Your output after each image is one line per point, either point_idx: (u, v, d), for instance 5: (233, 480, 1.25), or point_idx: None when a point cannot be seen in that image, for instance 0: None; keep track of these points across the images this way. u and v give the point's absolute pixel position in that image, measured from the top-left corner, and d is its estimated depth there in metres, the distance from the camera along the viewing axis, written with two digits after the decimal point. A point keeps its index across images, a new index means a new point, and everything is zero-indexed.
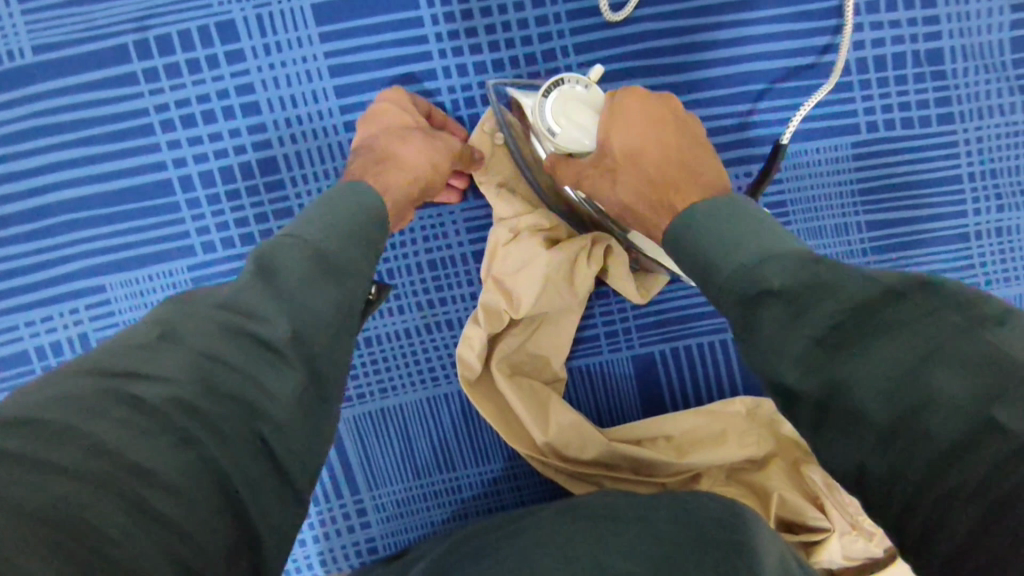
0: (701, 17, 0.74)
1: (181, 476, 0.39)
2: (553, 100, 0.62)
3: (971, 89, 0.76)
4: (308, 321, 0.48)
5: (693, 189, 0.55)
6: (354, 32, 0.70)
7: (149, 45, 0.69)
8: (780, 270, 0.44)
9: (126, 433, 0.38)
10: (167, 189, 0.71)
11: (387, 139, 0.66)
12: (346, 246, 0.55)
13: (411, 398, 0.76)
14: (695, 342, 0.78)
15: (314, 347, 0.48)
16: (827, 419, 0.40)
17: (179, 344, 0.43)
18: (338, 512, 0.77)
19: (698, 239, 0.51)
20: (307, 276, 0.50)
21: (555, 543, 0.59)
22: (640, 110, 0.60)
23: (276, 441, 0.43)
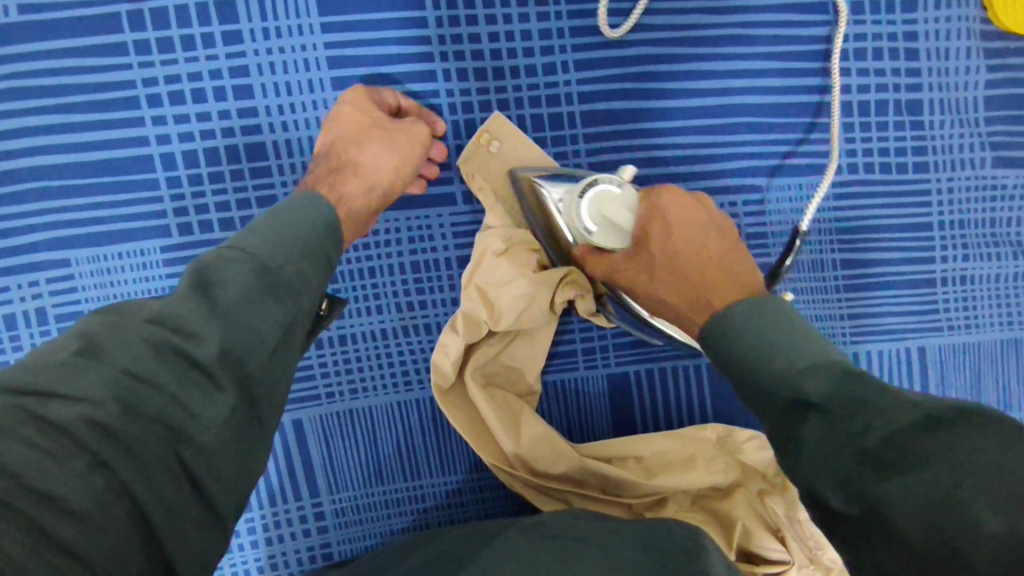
0: (698, 47, 0.75)
1: (90, 503, 0.38)
2: (587, 202, 0.62)
3: (946, 142, 0.79)
4: (245, 340, 0.45)
5: (729, 287, 0.55)
6: (357, 25, 0.69)
7: (144, 17, 0.67)
8: (826, 381, 0.44)
9: (34, 457, 0.38)
10: (148, 166, 0.68)
11: (344, 144, 0.65)
12: (297, 260, 0.51)
13: (382, 402, 0.74)
14: (669, 365, 0.78)
15: (248, 368, 0.45)
16: (866, 540, 0.41)
17: (98, 359, 0.41)
18: (294, 514, 0.75)
19: (741, 341, 0.49)
20: (248, 293, 0.46)
21: (519, 559, 0.58)
22: (679, 208, 0.60)
23: (198, 465, 0.42)
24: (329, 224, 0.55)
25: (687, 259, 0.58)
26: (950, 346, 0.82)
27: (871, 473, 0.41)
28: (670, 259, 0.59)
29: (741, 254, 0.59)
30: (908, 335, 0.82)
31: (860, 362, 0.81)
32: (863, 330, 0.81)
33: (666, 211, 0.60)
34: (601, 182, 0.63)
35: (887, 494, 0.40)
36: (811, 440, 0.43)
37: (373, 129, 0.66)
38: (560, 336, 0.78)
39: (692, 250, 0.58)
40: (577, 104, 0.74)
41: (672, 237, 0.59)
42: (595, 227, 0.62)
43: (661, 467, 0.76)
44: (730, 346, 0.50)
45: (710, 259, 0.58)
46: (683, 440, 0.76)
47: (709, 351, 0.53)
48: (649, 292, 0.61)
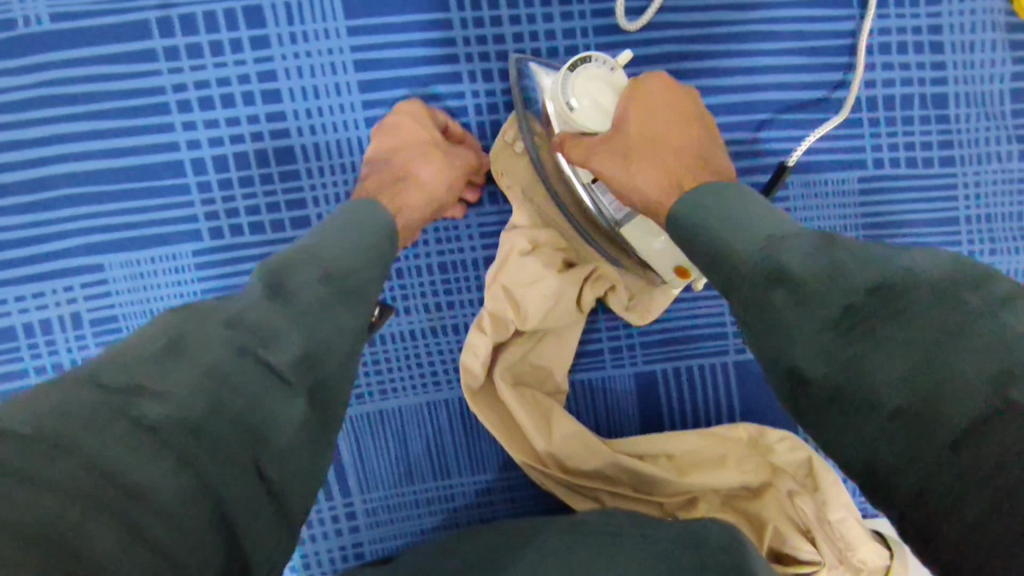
0: (722, 44, 0.75)
1: (180, 502, 0.37)
2: (577, 75, 0.61)
3: (973, 135, 0.79)
4: (318, 344, 0.46)
5: (705, 176, 0.54)
6: (382, 28, 0.70)
7: (172, 23, 0.68)
8: (794, 256, 0.41)
9: (126, 454, 0.37)
10: (179, 171, 0.69)
11: (404, 156, 0.66)
12: (359, 269, 0.53)
13: (411, 402, 0.75)
14: (696, 363, 0.79)
15: (320, 372, 0.45)
16: (836, 407, 0.37)
17: (184, 360, 0.41)
18: (326, 515, 0.75)
19: (709, 224, 0.48)
20: (320, 298, 0.48)
21: (557, 554, 0.59)
22: (663, 96, 0.60)
23: (277, 470, 0.41)
24: (384, 233, 0.58)
25: (670, 139, 0.58)
26: None
27: (839, 334, 0.38)
28: (650, 143, 0.58)
29: (718, 146, 0.59)
30: None
31: None
32: None
33: (653, 93, 0.60)
34: (594, 61, 0.63)
35: (865, 354, 0.37)
36: (772, 309, 0.40)
37: (432, 139, 0.67)
38: (587, 336, 0.78)
39: (673, 138, 0.58)
40: None
41: (658, 120, 0.59)
42: (579, 103, 0.60)
43: (690, 465, 0.76)
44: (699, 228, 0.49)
45: (693, 146, 0.58)
46: (712, 439, 0.77)
47: (681, 241, 0.52)
48: (626, 172, 0.58)
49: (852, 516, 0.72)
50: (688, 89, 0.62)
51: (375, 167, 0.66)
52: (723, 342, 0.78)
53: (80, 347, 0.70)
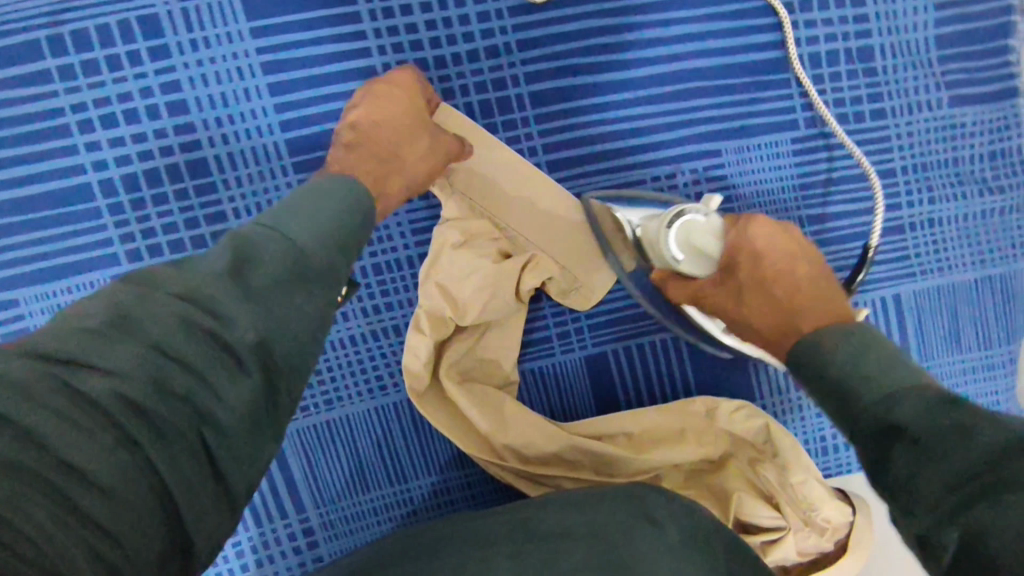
0: (642, 15, 0.73)
1: (119, 480, 0.37)
2: (677, 231, 0.60)
3: (901, 86, 0.78)
4: (281, 331, 0.44)
5: (821, 314, 0.53)
6: (287, 28, 0.67)
7: (64, 41, 0.64)
8: (913, 409, 0.42)
9: (66, 428, 0.36)
10: (88, 195, 0.66)
11: (393, 134, 0.63)
12: (328, 245, 0.49)
13: (358, 409, 0.73)
14: (647, 341, 0.78)
15: (281, 359, 0.44)
16: (962, 574, 0.36)
17: (131, 333, 0.40)
18: (282, 532, 0.73)
19: (829, 368, 0.48)
20: (280, 277, 0.45)
21: (508, 546, 0.60)
22: (770, 235, 0.58)
23: (221, 448, 0.41)
24: (362, 211, 0.54)
25: (784, 286, 0.56)
26: (924, 292, 0.81)
27: (962, 495, 0.37)
28: (761, 285, 0.57)
29: (832, 284, 0.56)
30: (881, 284, 0.81)
31: None
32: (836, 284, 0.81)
33: (757, 243, 0.57)
34: (690, 212, 0.60)
35: (986, 517, 0.36)
36: (898, 474, 0.40)
37: (423, 121, 0.65)
38: (533, 324, 0.76)
39: (783, 276, 0.56)
40: (525, 85, 0.72)
41: (762, 266, 0.57)
42: (684, 256, 0.60)
43: (648, 442, 0.76)
44: (818, 377, 0.49)
45: (802, 283, 0.55)
46: (668, 415, 0.76)
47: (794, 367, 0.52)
48: (744, 317, 0.59)
49: (810, 476, 0.73)
50: (792, 225, 0.60)
51: (349, 145, 0.62)
52: None
53: None
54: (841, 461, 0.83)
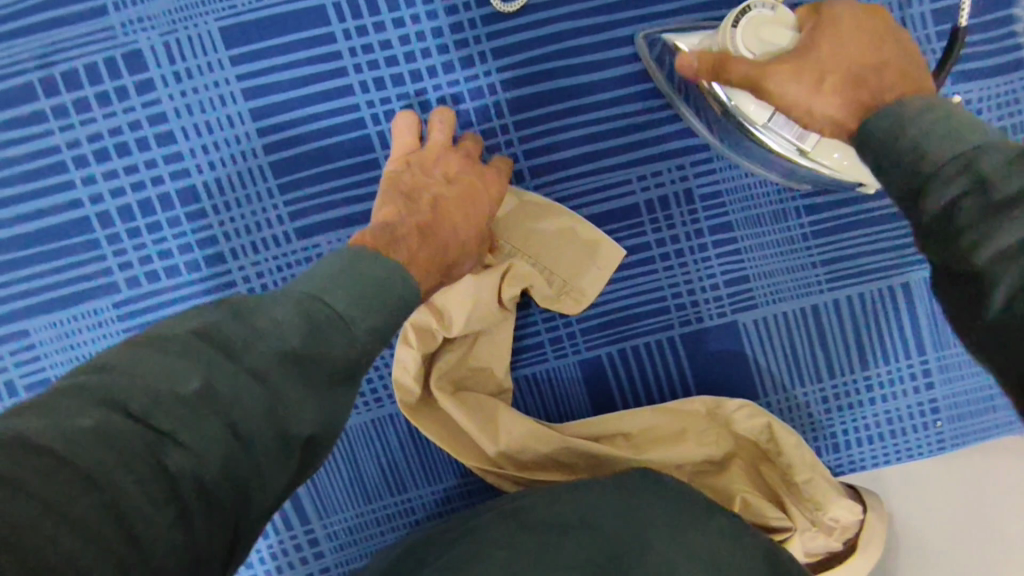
0: (619, 12, 0.71)
1: (175, 565, 0.36)
2: (744, 27, 0.58)
3: None
4: (330, 428, 0.45)
5: (891, 83, 0.50)
6: (265, 53, 0.68)
7: (56, 81, 0.67)
8: (997, 162, 0.39)
9: (146, 503, 0.36)
10: (86, 227, 0.69)
11: (461, 241, 0.64)
12: (377, 342, 0.50)
13: (356, 421, 0.74)
14: (642, 342, 0.77)
15: (316, 455, 0.45)
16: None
17: (216, 408, 0.39)
18: (289, 544, 0.75)
19: (907, 142, 0.44)
20: (343, 376, 0.46)
21: (502, 541, 0.60)
22: (844, 15, 0.55)
23: (249, 537, 0.41)
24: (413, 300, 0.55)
25: (849, 60, 0.52)
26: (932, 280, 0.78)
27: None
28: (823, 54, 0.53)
29: (909, 58, 0.53)
30: (888, 273, 0.78)
31: (839, 308, 0.78)
32: (839, 275, 0.78)
33: (834, 19, 0.55)
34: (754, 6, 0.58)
35: None
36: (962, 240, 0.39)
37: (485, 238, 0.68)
38: (525, 330, 0.76)
39: (875, 54, 0.52)
40: (502, 93, 0.72)
41: (855, 44, 0.53)
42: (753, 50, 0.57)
43: (648, 444, 0.75)
44: (895, 146, 0.45)
45: (870, 58, 0.52)
46: (668, 417, 0.75)
47: (865, 149, 0.48)
48: (804, 101, 0.54)
49: (817, 474, 0.72)
50: (874, 6, 0.56)
51: (425, 230, 0.61)
52: (665, 316, 0.77)
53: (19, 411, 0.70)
54: (853, 457, 0.81)
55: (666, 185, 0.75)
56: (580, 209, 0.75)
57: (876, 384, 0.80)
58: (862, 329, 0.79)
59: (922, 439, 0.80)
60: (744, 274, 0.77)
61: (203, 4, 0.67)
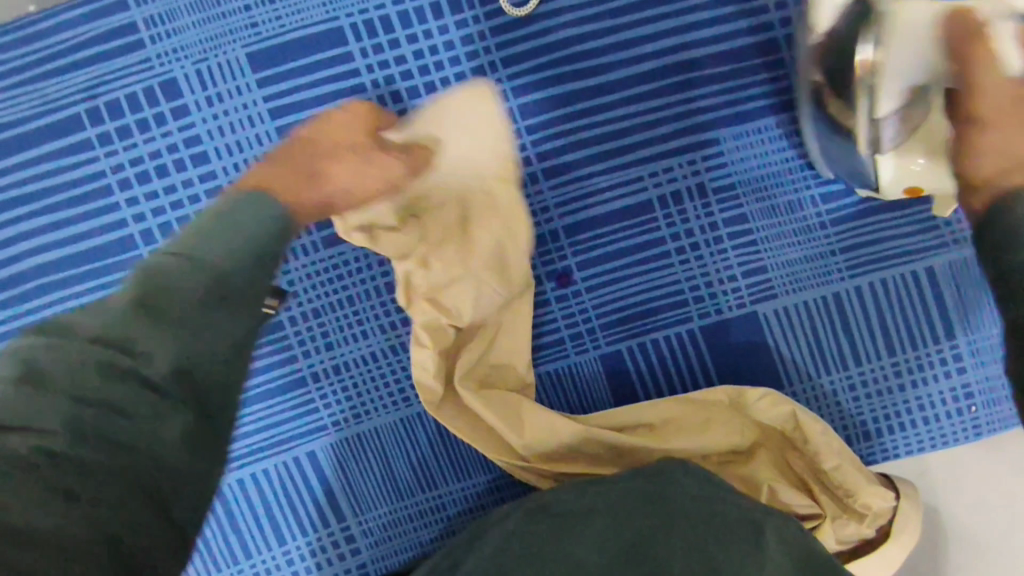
0: (624, 16, 0.74)
1: (62, 534, 0.38)
2: None
3: None
4: (200, 355, 0.45)
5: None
6: (289, 74, 0.73)
7: (101, 112, 0.73)
8: None
9: (8, 494, 0.37)
10: (131, 245, 0.74)
11: (314, 154, 0.63)
12: (239, 270, 0.50)
13: (386, 421, 0.77)
14: (662, 336, 0.78)
15: (205, 380, 0.45)
16: None
17: (53, 385, 0.40)
18: (326, 541, 0.77)
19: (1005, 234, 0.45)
20: (196, 306, 0.46)
21: (528, 540, 0.61)
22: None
23: (166, 479, 0.43)
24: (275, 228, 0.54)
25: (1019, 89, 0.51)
26: (958, 262, 0.78)
27: None
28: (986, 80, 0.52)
29: None
30: (912, 258, 0.77)
31: (862, 295, 0.78)
32: (860, 261, 0.78)
33: None
34: None
35: None
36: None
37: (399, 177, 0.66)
38: (545, 327, 0.78)
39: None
40: (514, 99, 0.74)
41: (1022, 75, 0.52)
42: None
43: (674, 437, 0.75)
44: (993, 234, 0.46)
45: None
46: (690, 408, 0.75)
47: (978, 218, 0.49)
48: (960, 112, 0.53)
49: (845, 462, 0.72)
50: None
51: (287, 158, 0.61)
52: (683, 309, 0.78)
53: None
54: (885, 446, 0.80)
55: (679, 180, 0.76)
56: (594, 207, 0.76)
57: (905, 371, 0.79)
58: (886, 314, 0.78)
59: (957, 425, 0.79)
60: (762, 263, 0.77)
61: (231, 33, 0.72)
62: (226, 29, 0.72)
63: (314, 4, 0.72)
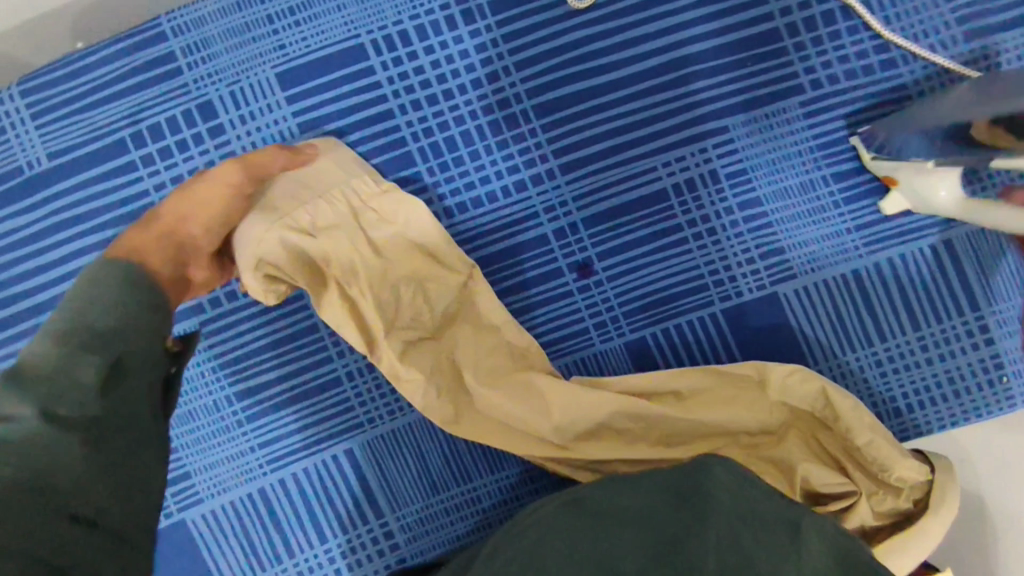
0: (629, 16, 0.78)
1: None
2: None
3: (911, 31, 0.77)
4: (74, 390, 0.48)
5: None
6: (316, 90, 0.77)
7: (143, 134, 0.77)
8: None
9: None
10: None
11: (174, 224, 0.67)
12: (117, 316, 0.52)
13: (420, 416, 0.79)
14: (684, 321, 0.79)
15: (91, 408, 0.48)
16: None
17: None
18: (366, 537, 0.79)
19: None
20: (58, 357, 0.48)
21: (558, 538, 0.59)
22: None
23: (77, 503, 0.45)
24: (131, 271, 0.56)
25: None
26: (975, 235, 0.78)
27: None
28: None
29: None
30: (928, 233, 0.79)
31: (882, 271, 0.79)
32: (876, 238, 0.79)
33: None
34: None
35: None
36: None
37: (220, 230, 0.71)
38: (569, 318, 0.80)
39: None
40: (528, 100, 0.78)
41: None
42: None
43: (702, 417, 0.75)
44: None
45: None
46: (718, 389, 0.76)
47: None
48: None
49: (879, 436, 0.71)
50: None
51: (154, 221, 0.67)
52: (704, 293, 0.79)
53: None
54: (917, 421, 0.79)
55: (692, 168, 0.79)
56: (610, 198, 0.79)
57: (932, 345, 0.79)
58: (907, 288, 0.79)
59: (988, 396, 0.79)
60: (779, 245, 0.79)
61: (261, 56, 0.77)
62: (256, 52, 0.77)
63: (336, 24, 0.77)
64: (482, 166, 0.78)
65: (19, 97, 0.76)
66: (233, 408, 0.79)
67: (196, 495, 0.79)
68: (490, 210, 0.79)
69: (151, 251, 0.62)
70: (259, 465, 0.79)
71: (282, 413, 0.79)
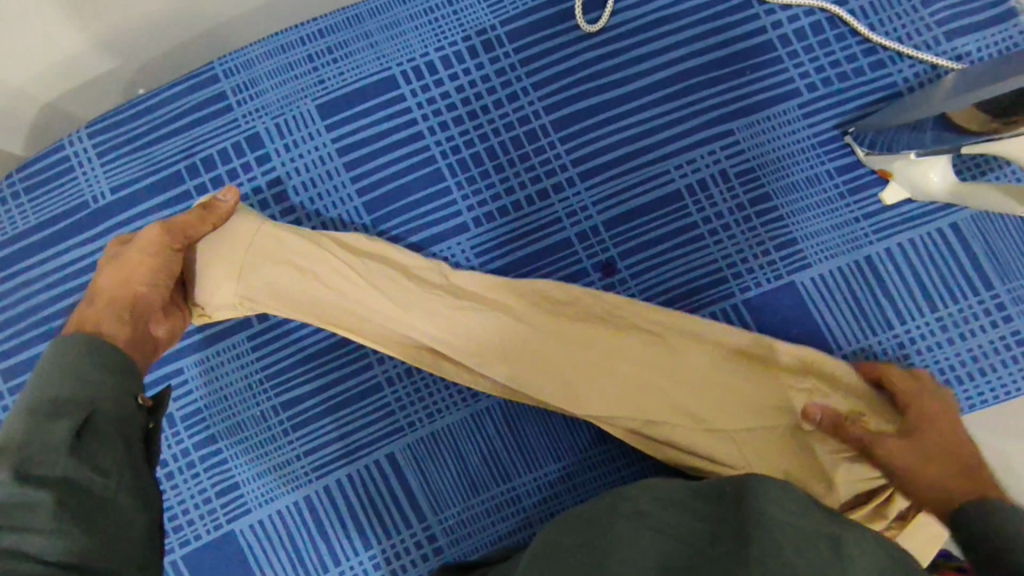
0: (633, 37, 0.85)
1: None
2: None
3: (895, 35, 0.84)
4: (51, 452, 0.51)
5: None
6: (353, 118, 0.85)
7: (197, 166, 0.85)
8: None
9: None
10: None
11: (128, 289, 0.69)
12: (79, 386, 0.57)
13: (458, 418, 0.82)
14: (708, 312, 0.83)
15: (72, 467, 0.51)
16: None
17: None
18: (410, 542, 0.81)
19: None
20: (28, 430, 0.52)
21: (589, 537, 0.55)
22: None
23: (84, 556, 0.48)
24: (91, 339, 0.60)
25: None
26: (981, 217, 0.82)
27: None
28: None
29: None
30: (935, 217, 0.82)
31: (894, 256, 0.82)
32: (885, 225, 0.83)
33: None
34: None
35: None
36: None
37: (165, 283, 0.72)
38: None
39: None
40: (546, 116, 0.85)
41: None
42: None
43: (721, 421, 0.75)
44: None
45: None
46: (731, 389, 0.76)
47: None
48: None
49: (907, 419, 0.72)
50: None
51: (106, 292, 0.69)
52: (725, 285, 0.83)
53: (177, 442, 0.82)
54: None
55: (703, 169, 0.84)
56: (628, 201, 0.84)
57: (952, 324, 0.81)
58: (921, 272, 0.82)
59: (1015, 372, 0.80)
60: (793, 236, 0.83)
61: (303, 91, 0.85)
62: (299, 88, 0.85)
63: (370, 59, 0.85)
64: (506, 178, 0.84)
65: (87, 139, 0.84)
66: (279, 418, 0.82)
67: (245, 505, 0.81)
68: (517, 218, 0.84)
69: (104, 324, 0.66)
70: (305, 473, 0.82)
71: (327, 421, 0.82)
